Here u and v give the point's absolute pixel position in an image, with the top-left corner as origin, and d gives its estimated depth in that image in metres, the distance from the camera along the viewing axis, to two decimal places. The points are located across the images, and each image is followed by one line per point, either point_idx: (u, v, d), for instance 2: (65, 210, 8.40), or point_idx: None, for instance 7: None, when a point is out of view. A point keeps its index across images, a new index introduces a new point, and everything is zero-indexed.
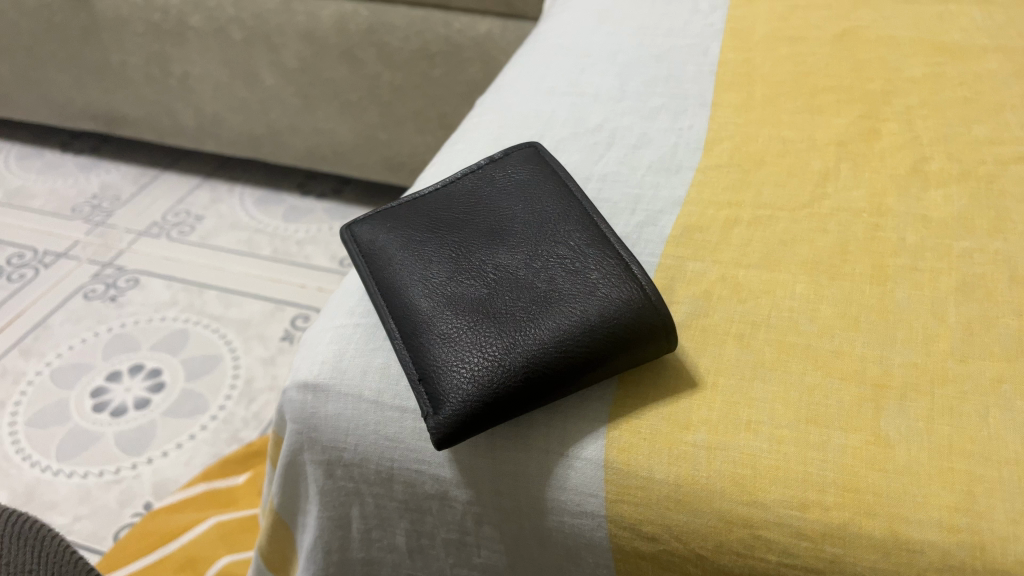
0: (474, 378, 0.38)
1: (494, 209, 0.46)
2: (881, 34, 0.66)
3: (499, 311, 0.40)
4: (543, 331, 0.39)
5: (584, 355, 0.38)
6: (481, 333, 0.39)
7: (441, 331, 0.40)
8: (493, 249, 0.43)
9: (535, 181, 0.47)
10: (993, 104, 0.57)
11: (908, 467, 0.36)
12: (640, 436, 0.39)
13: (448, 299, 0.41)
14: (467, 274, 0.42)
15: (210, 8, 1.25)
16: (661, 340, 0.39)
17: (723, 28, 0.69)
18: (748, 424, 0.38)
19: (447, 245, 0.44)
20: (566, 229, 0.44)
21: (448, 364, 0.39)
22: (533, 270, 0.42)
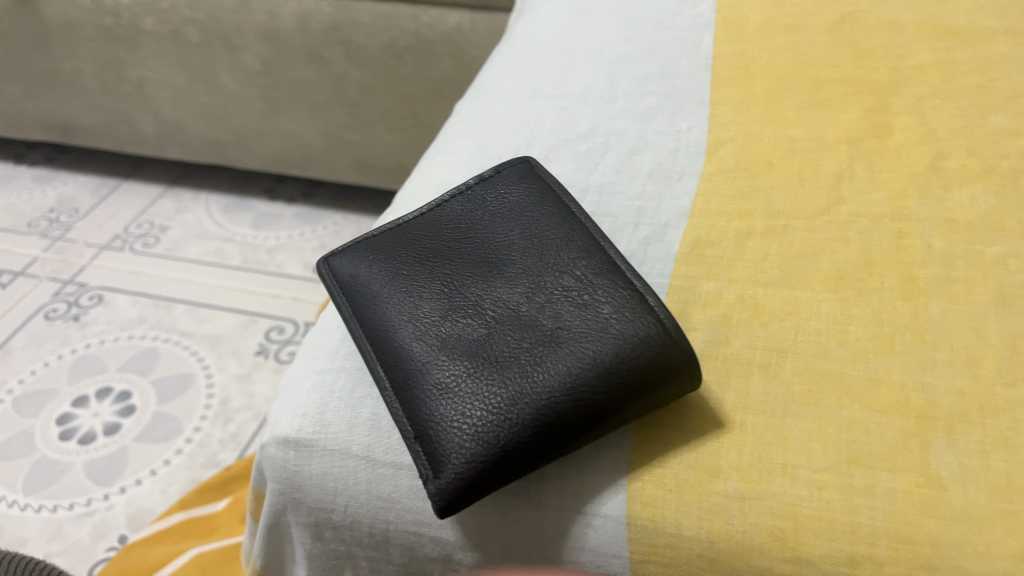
0: (477, 434, 0.34)
1: (488, 235, 0.42)
2: (882, 18, 0.62)
3: (502, 355, 0.36)
4: (552, 377, 0.34)
5: (598, 402, 0.34)
6: (482, 381, 0.35)
7: (437, 380, 0.36)
8: (490, 281, 0.39)
9: (531, 202, 0.43)
10: (1009, 91, 0.54)
11: (966, 512, 0.33)
12: (666, 487, 0.35)
13: (443, 342, 0.37)
14: (462, 312, 0.38)
15: (163, 10, 1.18)
16: (684, 380, 0.35)
17: (714, 18, 0.65)
18: (784, 468, 0.35)
19: (438, 279, 0.40)
20: (570, 255, 0.39)
21: (447, 418, 0.34)
22: (537, 305, 0.37)
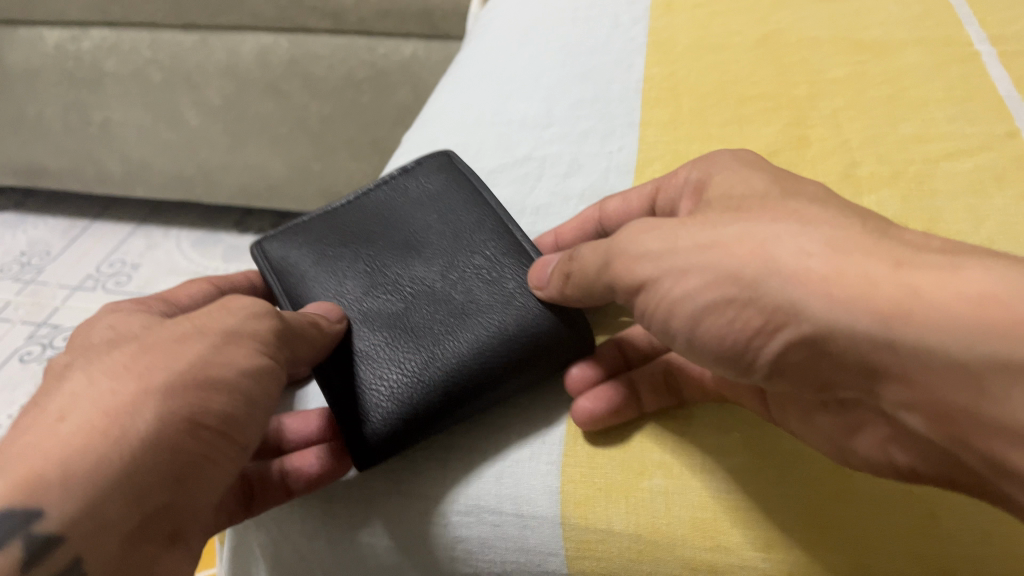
0: (394, 394, 0.40)
1: (408, 222, 0.48)
2: (802, 35, 0.66)
3: (417, 325, 0.42)
4: (461, 344, 0.41)
5: (500, 365, 0.41)
6: (400, 348, 0.42)
7: (360, 348, 0.42)
8: (409, 263, 0.46)
9: (448, 191, 0.49)
10: (919, 100, 0.57)
11: (868, 496, 0.36)
12: (595, 487, 0.37)
13: (367, 315, 0.44)
14: (384, 289, 0.45)
15: (125, 52, 1.24)
16: (575, 347, 0.43)
17: (646, 41, 0.68)
18: (701, 465, 0.37)
19: (363, 261, 0.46)
20: (479, 238, 0.47)
21: (368, 381, 0.41)
22: (450, 284, 0.44)
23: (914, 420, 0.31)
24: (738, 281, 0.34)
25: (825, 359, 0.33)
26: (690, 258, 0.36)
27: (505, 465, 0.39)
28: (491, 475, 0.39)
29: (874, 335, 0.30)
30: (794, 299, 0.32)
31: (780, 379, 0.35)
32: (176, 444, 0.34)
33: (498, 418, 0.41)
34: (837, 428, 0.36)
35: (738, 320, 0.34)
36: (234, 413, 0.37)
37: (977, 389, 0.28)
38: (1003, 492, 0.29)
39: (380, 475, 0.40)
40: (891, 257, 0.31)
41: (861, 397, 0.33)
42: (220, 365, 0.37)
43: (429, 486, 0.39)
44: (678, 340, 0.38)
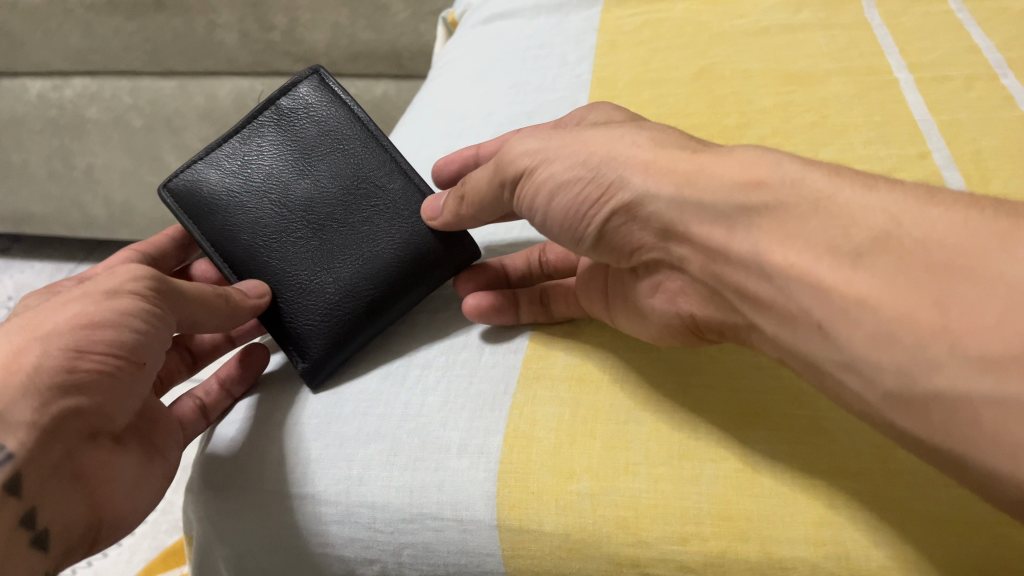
0: (327, 329, 0.50)
1: (303, 153, 0.53)
2: (735, 68, 0.70)
3: (335, 263, 0.51)
4: (374, 281, 0.51)
5: (405, 293, 0.52)
6: (325, 288, 0.51)
7: (291, 289, 0.51)
8: (316, 199, 0.52)
9: (333, 116, 0.54)
10: (839, 125, 0.62)
11: (775, 489, 0.39)
12: (529, 490, 0.40)
13: (289, 255, 0.51)
14: (300, 227, 0.52)
15: (106, 99, 1.28)
16: (457, 256, 0.53)
17: (590, 78, 0.72)
18: (626, 466, 0.41)
19: (272, 197, 0.52)
20: (372, 170, 0.53)
21: (303, 319, 0.50)
22: (357, 219, 0.52)
23: (691, 265, 0.40)
24: (588, 166, 0.43)
25: (636, 225, 0.42)
26: (554, 150, 0.45)
27: (447, 475, 0.42)
28: (434, 483, 0.42)
29: (669, 198, 0.39)
30: (623, 174, 0.41)
31: (609, 245, 0.45)
32: (82, 371, 0.43)
33: (440, 427, 0.44)
34: (645, 288, 0.45)
35: (586, 193, 0.43)
36: (136, 345, 0.45)
37: (725, 227, 0.37)
38: (742, 316, 0.39)
39: (332, 490, 0.43)
40: (690, 149, 0.41)
41: (660, 254, 0.43)
42: (99, 309, 0.44)
43: (378, 498, 0.42)
44: (539, 217, 0.47)
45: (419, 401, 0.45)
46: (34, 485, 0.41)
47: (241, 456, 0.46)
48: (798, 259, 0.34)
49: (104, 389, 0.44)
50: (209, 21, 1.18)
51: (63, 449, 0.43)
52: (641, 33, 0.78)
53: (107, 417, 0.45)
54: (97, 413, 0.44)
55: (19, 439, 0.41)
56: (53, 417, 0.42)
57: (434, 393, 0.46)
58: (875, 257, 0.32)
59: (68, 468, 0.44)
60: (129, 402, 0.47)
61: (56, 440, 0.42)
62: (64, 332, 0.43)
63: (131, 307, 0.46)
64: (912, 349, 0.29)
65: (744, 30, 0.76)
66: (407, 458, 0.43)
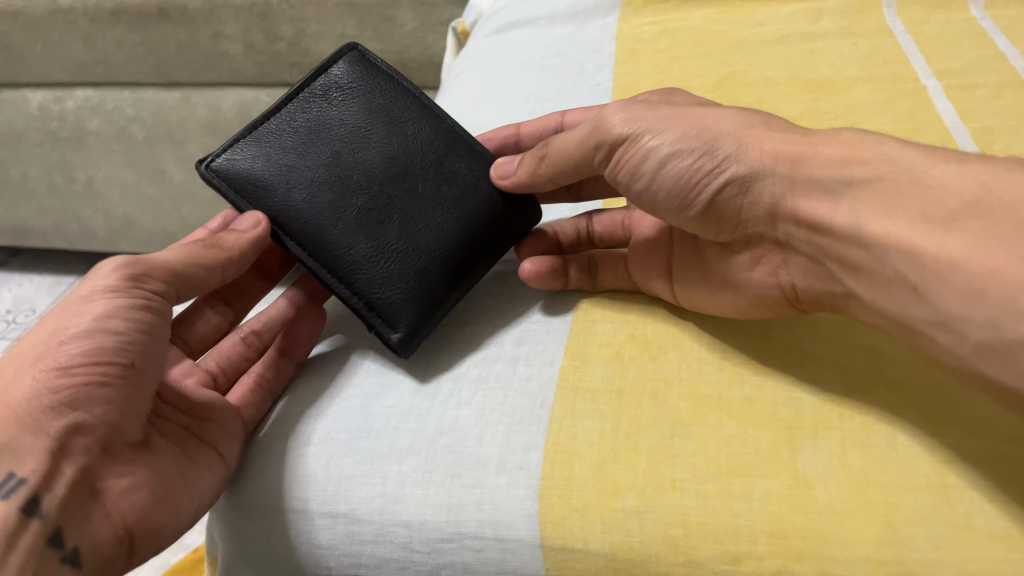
0: (410, 296, 0.49)
1: (352, 126, 0.52)
2: (758, 76, 0.69)
3: (406, 229, 0.50)
4: (450, 244, 0.50)
5: (478, 255, 0.51)
6: (401, 253, 0.49)
7: (366, 257, 0.49)
8: (375, 170, 0.51)
9: (374, 91, 0.54)
10: (868, 133, 0.61)
11: (830, 506, 0.37)
12: (572, 508, 0.39)
13: (356, 224, 0.49)
14: (363, 198, 0.50)
15: (108, 111, 1.27)
16: (516, 221, 0.53)
17: (610, 87, 0.71)
18: (672, 483, 0.39)
19: (330, 171, 0.50)
20: (427, 138, 0.53)
21: (383, 286, 0.49)
22: (418, 187, 0.51)
23: (797, 239, 0.43)
24: (700, 138, 0.44)
25: (746, 199, 0.44)
26: (662, 122, 0.46)
27: (486, 491, 0.40)
28: (472, 501, 0.40)
29: (783, 175, 0.42)
30: (739, 147, 0.43)
31: (710, 219, 0.46)
32: (67, 384, 0.42)
33: (476, 441, 0.42)
34: (737, 263, 0.47)
35: (699, 164, 0.44)
36: (118, 347, 0.44)
37: (830, 202, 0.40)
38: (842, 285, 0.41)
39: (365, 507, 0.41)
40: (801, 130, 0.44)
41: (764, 231, 0.45)
42: (74, 319, 0.44)
43: (414, 515, 0.40)
44: (638, 187, 0.48)
45: (453, 415, 0.44)
46: (52, 506, 0.41)
47: (270, 472, 0.44)
48: (893, 227, 0.37)
49: (98, 399, 0.43)
50: (214, 32, 1.17)
51: (75, 465, 0.42)
52: (659, 41, 0.76)
53: (113, 425, 0.43)
54: (97, 426, 0.43)
55: (28, 466, 0.41)
56: (53, 437, 0.42)
57: (468, 408, 0.44)
58: (965, 222, 0.35)
59: (86, 484, 0.43)
60: (137, 405, 0.45)
61: (63, 459, 0.42)
62: (47, 349, 0.43)
63: (106, 311, 0.44)
64: (1002, 301, 0.32)
65: (762, 37, 0.75)
66: (443, 474, 0.41)
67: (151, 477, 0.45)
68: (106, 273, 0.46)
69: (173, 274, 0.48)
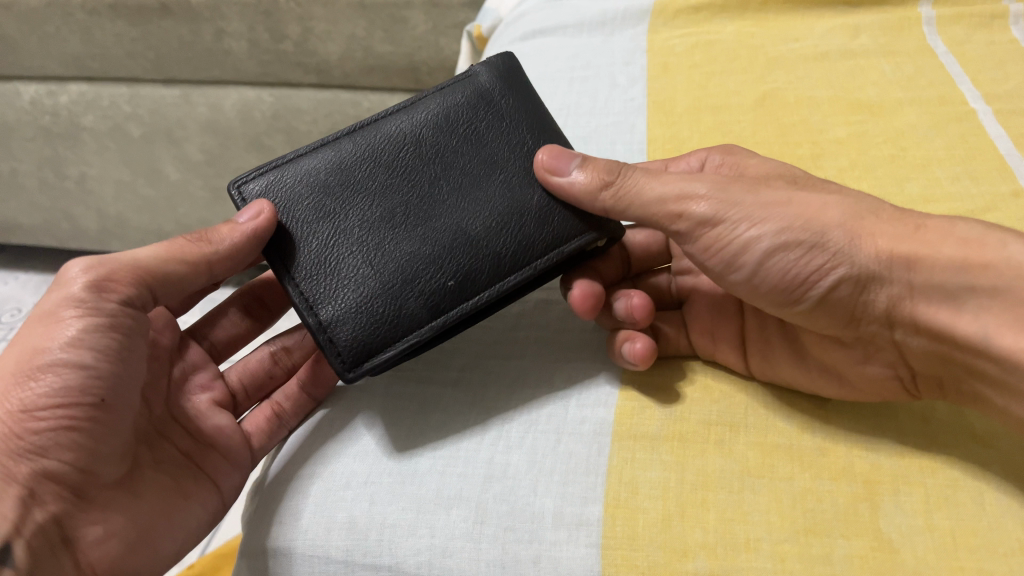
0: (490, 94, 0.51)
1: None
2: (799, 95, 0.67)
3: None
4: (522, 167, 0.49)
5: None
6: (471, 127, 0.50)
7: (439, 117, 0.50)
8: None
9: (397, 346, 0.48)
10: (919, 159, 0.58)
11: (920, 571, 0.35)
12: (638, 570, 0.37)
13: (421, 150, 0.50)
14: None
15: (103, 107, 1.17)
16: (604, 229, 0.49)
17: (645, 102, 0.69)
18: (746, 543, 0.37)
19: None
20: None
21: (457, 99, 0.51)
22: None
23: (916, 343, 0.41)
24: (808, 228, 0.42)
25: (862, 297, 0.41)
26: (763, 206, 0.43)
27: (544, 548, 0.38)
28: (529, 557, 0.38)
29: (901, 279, 0.40)
30: (850, 243, 0.41)
31: (820, 313, 0.43)
32: (32, 426, 0.42)
33: (530, 491, 0.40)
34: (847, 356, 0.44)
35: (807, 258, 0.42)
36: (81, 383, 0.43)
37: (951, 305, 0.39)
38: (969, 382, 0.40)
39: (412, 561, 0.39)
40: (912, 221, 0.41)
41: (876, 327, 0.42)
42: (40, 352, 0.44)
43: (466, 572, 0.38)
44: (733, 275, 0.46)
45: (503, 459, 0.41)
46: (23, 554, 0.42)
47: (305, 515, 0.41)
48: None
49: (66, 444, 0.43)
50: (217, 29, 1.08)
51: (45, 510, 0.43)
52: (693, 54, 0.74)
53: (84, 471, 0.43)
54: (67, 471, 0.43)
55: (4, 513, 0.41)
56: (22, 482, 0.42)
57: (520, 452, 0.42)
58: None
59: (56, 530, 0.43)
60: (108, 445, 0.44)
61: (32, 505, 0.42)
62: (14, 386, 0.43)
63: (69, 340, 0.44)
64: None
65: (801, 54, 0.72)
66: (496, 527, 0.39)
67: (125, 524, 0.45)
68: (72, 285, 0.45)
69: (147, 286, 0.48)
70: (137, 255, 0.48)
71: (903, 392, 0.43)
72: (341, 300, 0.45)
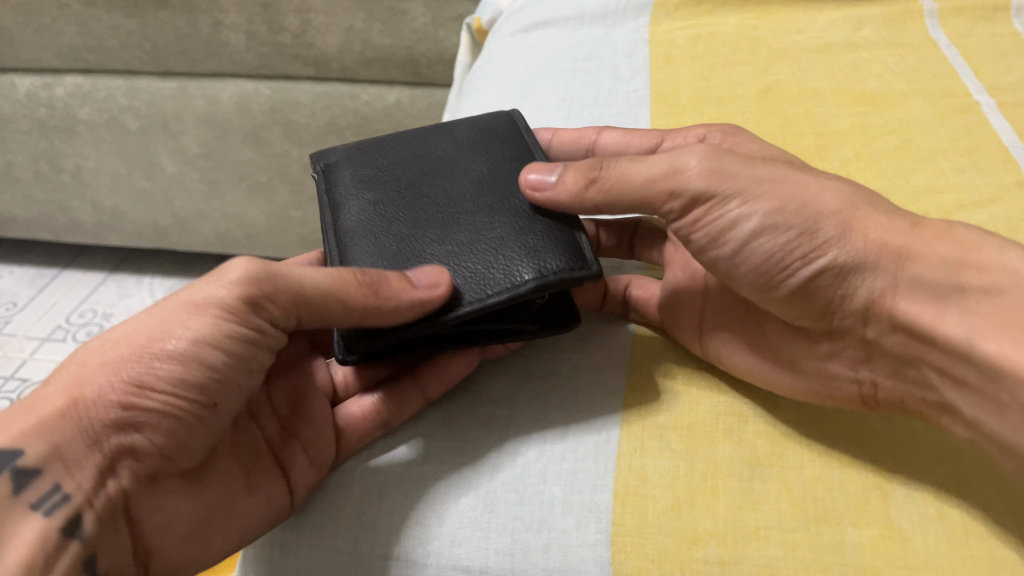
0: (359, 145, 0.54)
1: None
2: (802, 87, 0.67)
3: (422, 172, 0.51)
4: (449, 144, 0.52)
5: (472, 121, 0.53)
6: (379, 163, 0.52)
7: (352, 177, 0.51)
8: None
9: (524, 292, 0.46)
10: (924, 151, 0.58)
11: (931, 560, 0.35)
12: (649, 558, 0.36)
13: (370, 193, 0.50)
14: None
15: (99, 100, 1.16)
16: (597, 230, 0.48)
17: (648, 93, 0.69)
18: (757, 531, 0.37)
19: None
20: None
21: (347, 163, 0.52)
22: None
23: (890, 340, 0.40)
24: (801, 214, 0.40)
25: (841, 288, 0.40)
26: (757, 183, 0.41)
27: (554, 536, 0.38)
28: (539, 546, 0.38)
29: (886, 271, 0.39)
30: (841, 234, 0.39)
31: (792, 304, 0.43)
32: (135, 404, 0.40)
33: (539, 480, 0.40)
34: (811, 350, 0.43)
35: (795, 245, 0.40)
36: (196, 382, 0.41)
37: (937, 306, 0.38)
38: (938, 395, 0.39)
39: (420, 550, 0.39)
40: (910, 221, 0.40)
41: (850, 321, 0.41)
42: (162, 339, 0.41)
43: (474, 561, 0.38)
44: (716, 252, 0.43)
45: (513, 450, 0.41)
46: (91, 525, 0.39)
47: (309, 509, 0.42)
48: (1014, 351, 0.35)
49: (164, 431, 0.41)
50: (215, 21, 1.08)
51: (118, 483, 0.40)
52: (695, 46, 0.73)
53: (166, 458, 0.41)
54: (153, 454, 0.41)
55: (78, 480, 0.39)
56: (107, 453, 0.40)
57: (528, 444, 0.42)
58: None
59: (121, 507, 0.40)
60: (198, 442, 0.42)
61: (107, 478, 0.40)
62: (132, 360, 0.40)
63: (202, 338, 0.41)
64: None
65: (804, 46, 0.72)
66: (505, 516, 0.39)
67: (186, 513, 0.42)
68: (225, 281, 0.42)
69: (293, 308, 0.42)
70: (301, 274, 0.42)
71: (859, 403, 0.42)
72: (509, 260, 0.42)
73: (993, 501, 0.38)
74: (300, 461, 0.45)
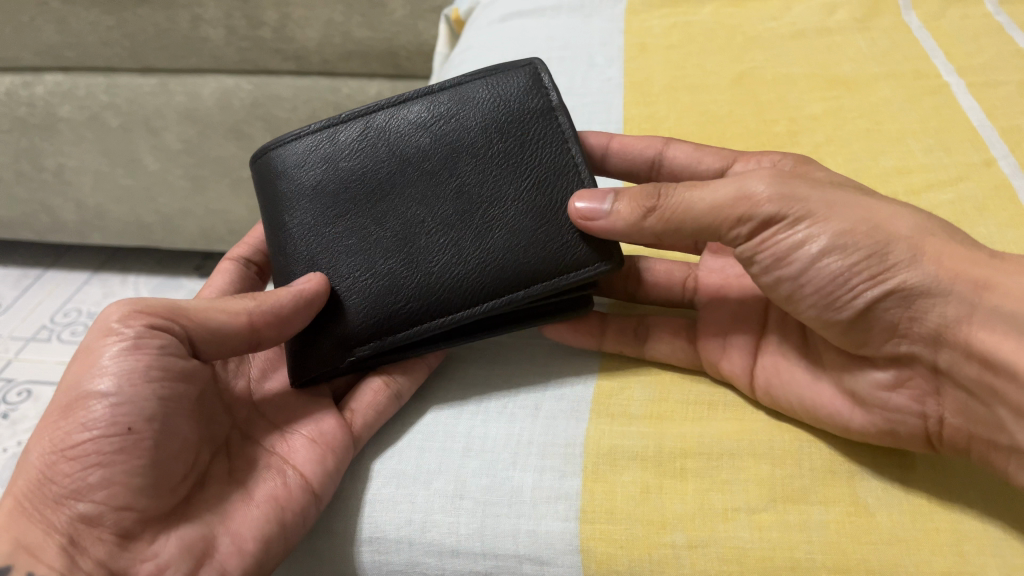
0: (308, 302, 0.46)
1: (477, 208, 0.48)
2: (776, 72, 0.67)
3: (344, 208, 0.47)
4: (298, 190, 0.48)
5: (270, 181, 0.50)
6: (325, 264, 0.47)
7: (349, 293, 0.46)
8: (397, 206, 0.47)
9: None
10: (894, 133, 0.59)
11: (895, 535, 0.36)
12: (617, 544, 0.37)
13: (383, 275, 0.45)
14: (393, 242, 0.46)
15: (79, 97, 1.15)
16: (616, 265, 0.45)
17: (622, 81, 0.69)
18: (724, 512, 0.37)
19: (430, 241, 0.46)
20: None
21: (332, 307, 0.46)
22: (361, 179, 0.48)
23: (963, 372, 0.37)
24: (873, 236, 0.39)
25: (909, 316, 0.38)
26: (827, 205, 0.40)
27: (524, 522, 0.38)
28: (510, 530, 0.38)
29: (963, 298, 0.37)
30: (913, 258, 0.38)
31: (856, 330, 0.40)
32: (68, 468, 0.38)
33: (510, 466, 0.40)
34: (870, 382, 0.40)
35: (865, 269, 0.38)
36: (110, 415, 0.39)
37: (1020, 342, 0.35)
38: (966, 405, 0.37)
39: (393, 532, 0.39)
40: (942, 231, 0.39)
41: (920, 349, 0.38)
42: (73, 387, 0.40)
43: (446, 543, 0.38)
44: (780, 273, 0.42)
45: (486, 432, 0.42)
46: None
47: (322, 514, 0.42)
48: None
49: (100, 481, 0.38)
50: (194, 16, 1.07)
51: (91, 558, 0.38)
52: (671, 35, 0.73)
53: (129, 509, 0.38)
54: (106, 513, 0.38)
55: (47, 563, 0.37)
56: (63, 530, 0.38)
57: (498, 424, 0.42)
58: None
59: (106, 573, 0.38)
60: (153, 478, 0.39)
61: (77, 554, 0.37)
62: (48, 428, 0.40)
63: (101, 370, 0.40)
64: None
65: (779, 32, 0.72)
66: (476, 500, 0.39)
67: (180, 550, 0.39)
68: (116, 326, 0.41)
69: (183, 330, 0.43)
70: (179, 302, 0.45)
71: (924, 442, 0.39)
72: (488, 143, 0.46)
73: (956, 479, 0.38)
74: (307, 454, 0.43)
